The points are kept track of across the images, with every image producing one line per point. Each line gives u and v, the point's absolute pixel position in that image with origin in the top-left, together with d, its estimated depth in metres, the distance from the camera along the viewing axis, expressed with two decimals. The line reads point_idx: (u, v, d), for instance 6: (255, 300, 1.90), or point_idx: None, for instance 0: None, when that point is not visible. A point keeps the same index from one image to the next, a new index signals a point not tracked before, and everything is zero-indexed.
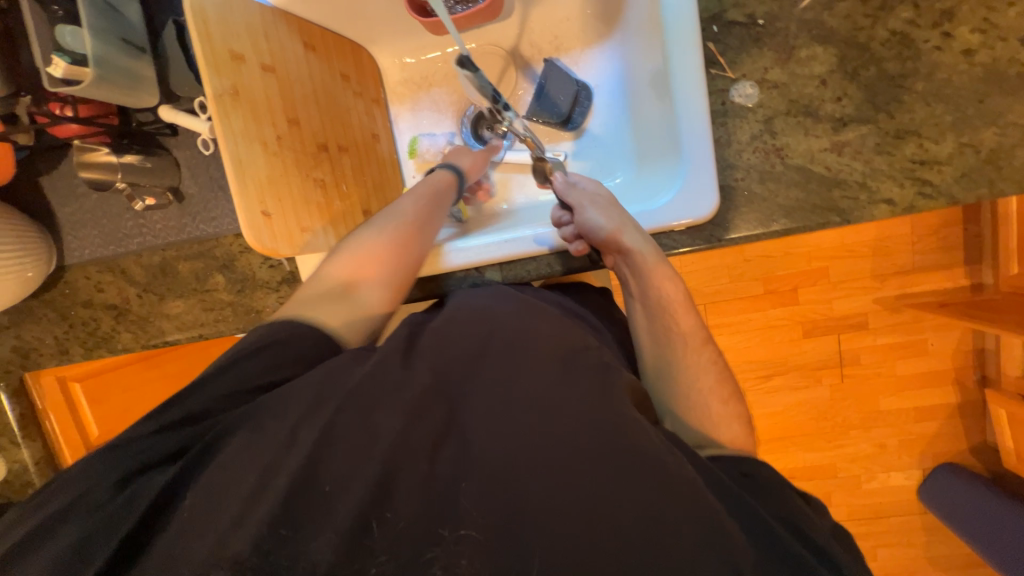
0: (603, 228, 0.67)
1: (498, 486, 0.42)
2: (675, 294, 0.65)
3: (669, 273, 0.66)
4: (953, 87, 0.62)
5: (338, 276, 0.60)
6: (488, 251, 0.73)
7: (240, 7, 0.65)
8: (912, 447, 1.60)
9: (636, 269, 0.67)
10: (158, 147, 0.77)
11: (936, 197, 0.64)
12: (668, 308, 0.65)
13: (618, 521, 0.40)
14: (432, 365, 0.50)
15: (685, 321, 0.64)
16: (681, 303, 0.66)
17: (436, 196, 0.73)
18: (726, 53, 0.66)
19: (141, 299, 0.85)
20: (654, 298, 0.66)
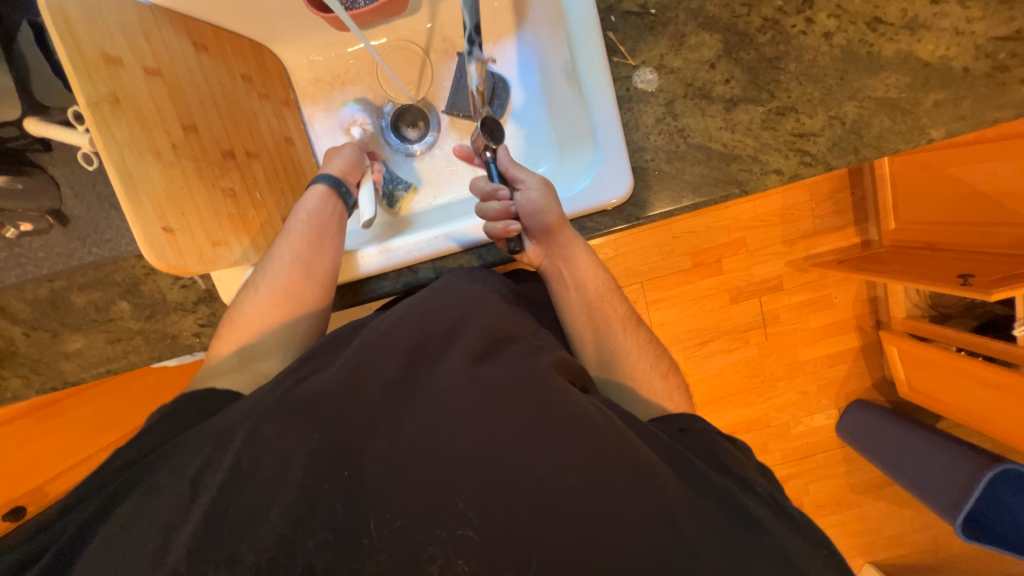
0: (546, 213, 0.68)
1: (473, 481, 0.43)
2: (606, 284, 0.72)
3: (599, 265, 0.72)
4: (818, 67, 0.70)
5: (233, 348, 0.63)
6: (413, 251, 0.73)
7: (110, 5, 0.59)
8: (828, 390, 1.80)
9: (571, 264, 0.71)
10: (29, 165, 0.68)
11: (815, 165, 0.72)
12: (603, 299, 0.71)
13: (587, 492, 0.44)
14: (373, 374, 0.51)
15: (618, 308, 0.71)
16: (612, 291, 0.72)
17: (314, 221, 0.71)
18: (625, 42, 0.70)
19: (29, 338, 0.75)
20: (588, 289, 0.71)
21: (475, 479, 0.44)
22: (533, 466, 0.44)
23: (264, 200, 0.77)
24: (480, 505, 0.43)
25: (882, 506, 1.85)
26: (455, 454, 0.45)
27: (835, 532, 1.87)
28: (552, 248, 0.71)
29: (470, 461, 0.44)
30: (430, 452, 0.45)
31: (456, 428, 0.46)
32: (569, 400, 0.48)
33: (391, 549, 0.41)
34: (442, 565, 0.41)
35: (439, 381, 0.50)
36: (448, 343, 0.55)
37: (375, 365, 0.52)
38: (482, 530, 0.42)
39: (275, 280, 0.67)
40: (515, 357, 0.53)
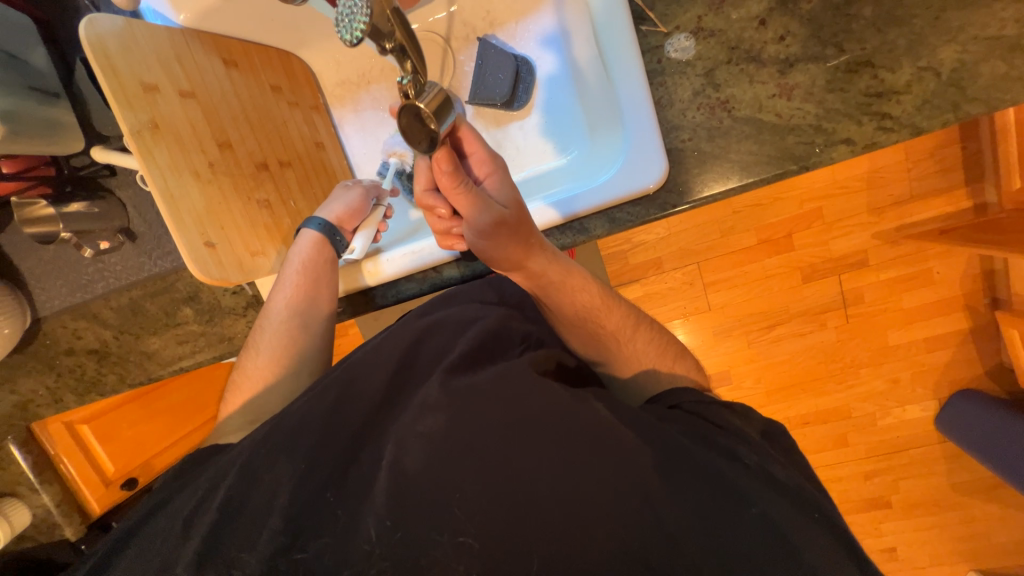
0: (508, 260, 0.58)
1: (470, 486, 0.44)
2: (589, 302, 0.63)
3: (579, 281, 0.63)
4: (904, 7, 0.57)
5: (237, 408, 0.66)
6: (416, 260, 0.74)
7: (145, 34, 0.63)
8: (925, 380, 1.57)
9: (543, 287, 0.62)
10: (101, 189, 0.76)
11: (897, 130, 0.60)
12: (589, 316, 0.64)
13: (582, 493, 0.44)
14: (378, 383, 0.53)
15: (610, 321, 0.64)
16: (600, 304, 0.64)
17: (305, 269, 0.70)
18: (656, 7, 0.62)
19: (118, 340, 0.86)
20: (567, 309, 0.63)
21: (470, 487, 0.44)
22: (540, 475, 0.44)
23: (299, 208, 0.80)
24: (479, 509, 0.43)
25: (993, 510, 1.60)
26: (449, 463, 0.45)
27: (931, 535, 1.66)
28: (519, 273, 0.61)
29: (462, 469, 0.44)
30: (424, 460, 0.45)
31: (446, 435, 0.46)
32: (556, 402, 0.48)
33: (391, 552, 0.42)
34: (442, 568, 0.42)
35: (429, 387, 0.50)
36: (433, 352, 0.56)
37: (364, 379, 0.53)
38: (484, 537, 0.42)
39: (267, 337, 0.68)
40: (498, 362, 0.53)
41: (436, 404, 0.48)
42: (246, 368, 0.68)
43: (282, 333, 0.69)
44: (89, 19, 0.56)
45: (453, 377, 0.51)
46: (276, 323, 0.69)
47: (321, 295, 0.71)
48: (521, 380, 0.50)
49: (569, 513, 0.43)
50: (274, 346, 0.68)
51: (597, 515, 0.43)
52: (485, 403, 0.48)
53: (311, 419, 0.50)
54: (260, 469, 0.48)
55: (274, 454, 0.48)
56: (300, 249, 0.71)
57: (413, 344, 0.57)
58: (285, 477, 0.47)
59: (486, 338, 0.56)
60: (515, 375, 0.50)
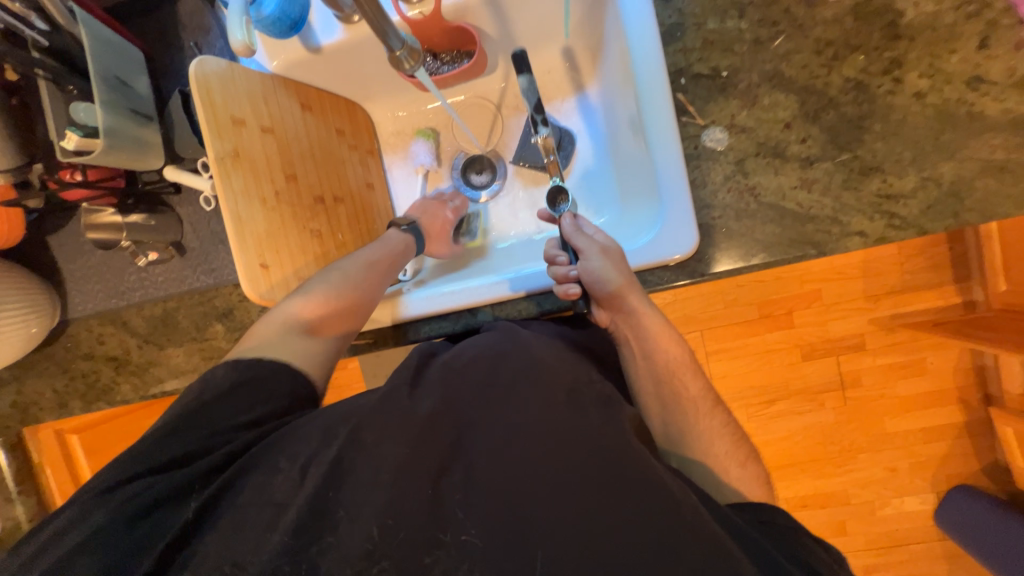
0: (611, 284, 0.69)
1: (493, 492, 0.46)
2: (676, 359, 0.69)
3: (674, 338, 0.70)
4: (909, 127, 0.66)
5: (310, 314, 0.65)
6: (434, 305, 0.78)
7: (242, 77, 0.70)
8: (924, 470, 1.57)
9: (643, 334, 0.70)
10: (162, 204, 0.80)
11: (905, 228, 0.67)
12: (674, 374, 0.68)
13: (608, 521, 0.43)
14: None
15: (692, 385, 0.67)
16: (687, 367, 0.69)
17: (389, 261, 0.78)
18: (695, 103, 0.71)
19: (141, 349, 0.86)
20: (658, 360, 0.69)
21: (486, 486, 0.46)
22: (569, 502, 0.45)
23: (345, 240, 0.85)
24: (488, 511, 0.45)
25: None
26: (475, 463, 0.48)
27: None
28: (621, 314, 0.71)
29: (483, 472, 0.47)
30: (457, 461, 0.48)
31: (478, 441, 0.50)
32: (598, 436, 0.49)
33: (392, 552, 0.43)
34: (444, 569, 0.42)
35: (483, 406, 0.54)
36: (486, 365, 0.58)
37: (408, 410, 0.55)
38: (491, 541, 0.43)
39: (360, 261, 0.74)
40: (551, 387, 0.54)
41: (484, 417, 0.52)
42: (327, 281, 0.70)
43: (375, 265, 0.75)
44: (201, 61, 0.63)
45: (507, 401, 0.53)
46: (371, 255, 0.76)
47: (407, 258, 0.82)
48: (567, 409, 0.52)
49: (590, 532, 0.43)
50: (367, 271, 0.74)
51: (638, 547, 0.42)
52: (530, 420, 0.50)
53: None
54: (303, 458, 0.50)
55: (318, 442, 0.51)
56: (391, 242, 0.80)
57: (477, 366, 0.58)
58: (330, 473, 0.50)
59: (533, 364, 0.57)
60: (566, 408, 0.52)
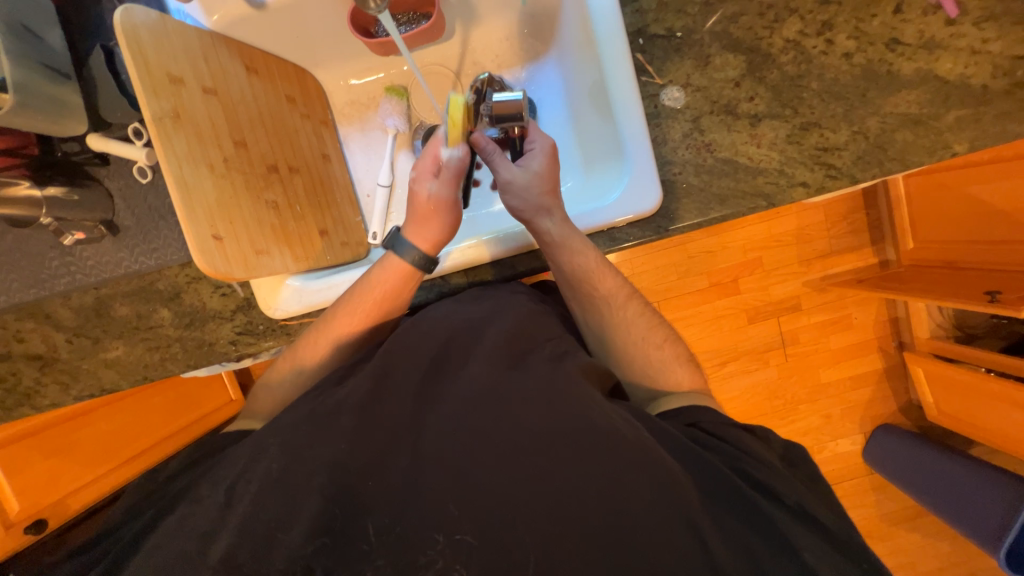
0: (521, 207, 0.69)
1: (488, 475, 0.47)
2: (587, 265, 0.68)
3: (581, 245, 0.68)
4: (840, 85, 0.73)
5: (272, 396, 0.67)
6: (455, 261, 0.75)
7: (177, 31, 0.63)
8: (854, 414, 1.75)
9: (551, 246, 0.68)
10: (86, 178, 0.71)
11: (840, 177, 0.73)
12: (586, 279, 0.68)
13: (585, 498, 0.46)
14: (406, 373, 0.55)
15: (606, 285, 0.69)
16: (598, 269, 0.68)
17: (382, 300, 0.68)
18: (653, 63, 0.74)
19: (71, 345, 0.77)
20: (570, 272, 0.68)
21: (478, 476, 0.47)
22: (557, 482, 0.47)
23: (303, 214, 0.80)
24: (481, 505, 0.46)
25: (918, 538, 1.76)
26: (467, 450, 0.48)
27: None
28: (534, 233, 0.69)
29: (479, 458, 0.48)
30: (449, 440, 0.49)
31: (470, 426, 0.49)
32: (585, 405, 0.50)
33: (388, 549, 0.45)
34: (440, 567, 0.44)
35: (469, 381, 0.53)
36: (470, 345, 0.58)
37: (386, 377, 0.55)
38: (482, 532, 0.45)
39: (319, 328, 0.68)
40: (534, 363, 0.55)
41: (475, 400, 0.51)
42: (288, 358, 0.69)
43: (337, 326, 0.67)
44: (127, 8, 0.56)
45: (499, 375, 0.53)
46: (332, 317, 0.68)
47: (385, 300, 0.68)
48: (560, 383, 0.52)
49: (579, 503, 0.46)
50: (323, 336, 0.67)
51: (625, 519, 0.45)
52: (523, 404, 0.50)
53: (347, 406, 0.52)
54: (299, 449, 0.49)
55: (312, 431, 0.50)
56: (385, 276, 0.68)
57: (433, 342, 0.58)
58: (309, 461, 0.48)
59: (519, 335, 0.58)
60: (553, 381, 0.52)
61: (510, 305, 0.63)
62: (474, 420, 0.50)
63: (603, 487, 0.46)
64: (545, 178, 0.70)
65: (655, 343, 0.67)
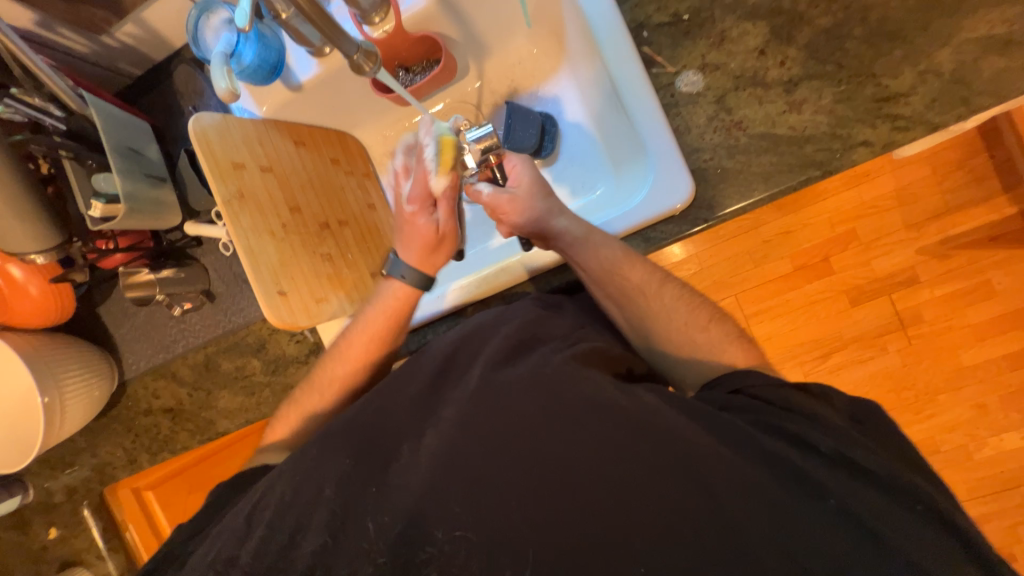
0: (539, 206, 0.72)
1: (490, 475, 0.46)
2: (613, 255, 0.68)
3: (606, 237, 0.69)
4: (893, 23, 0.63)
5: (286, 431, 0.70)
6: (490, 283, 0.81)
7: (237, 126, 0.75)
8: (1018, 401, 1.41)
9: (572, 245, 0.70)
10: (188, 258, 0.87)
11: (912, 128, 0.63)
12: (613, 268, 0.67)
13: (599, 498, 0.45)
14: (418, 386, 0.57)
15: (634, 274, 0.67)
16: (622, 259, 0.68)
17: (389, 321, 0.72)
18: (663, 52, 0.71)
19: (192, 397, 0.93)
20: (594, 265, 0.68)
21: (478, 471, 0.47)
22: (562, 479, 0.46)
23: (355, 260, 0.88)
24: (498, 515, 0.45)
25: None
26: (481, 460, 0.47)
27: None
28: (552, 236, 0.72)
29: (475, 459, 0.47)
30: (455, 444, 0.48)
31: (470, 425, 0.49)
32: (606, 419, 0.48)
33: (389, 551, 0.46)
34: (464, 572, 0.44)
35: (473, 384, 0.53)
36: (478, 348, 0.58)
37: (403, 389, 0.57)
38: (482, 531, 0.45)
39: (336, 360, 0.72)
40: (540, 357, 0.54)
41: None
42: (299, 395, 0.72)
43: (349, 357, 0.71)
44: (197, 117, 0.68)
45: (500, 374, 0.53)
46: (347, 350, 0.72)
47: (395, 328, 0.72)
48: (562, 374, 0.51)
49: (594, 504, 0.45)
50: (334, 368, 0.71)
51: (647, 512, 0.44)
52: (520, 399, 0.50)
53: (369, 430, 0.55)
54: (315, 472, 0.52)
55: (332, 444, 0.54)
56: (378, 314, 0.72)
57: (442, 349, 0.60)
58: (331, 474, 0.52)
59: (532, 339, 0.57)
60: (559, 373, 0.51)
61: (518, 310, 0.62)
62: (479, 425, 0.49)
63: (631, 495, 0.45)
64: (535, 189, 0.74)
65: (697, 322, 0.64)
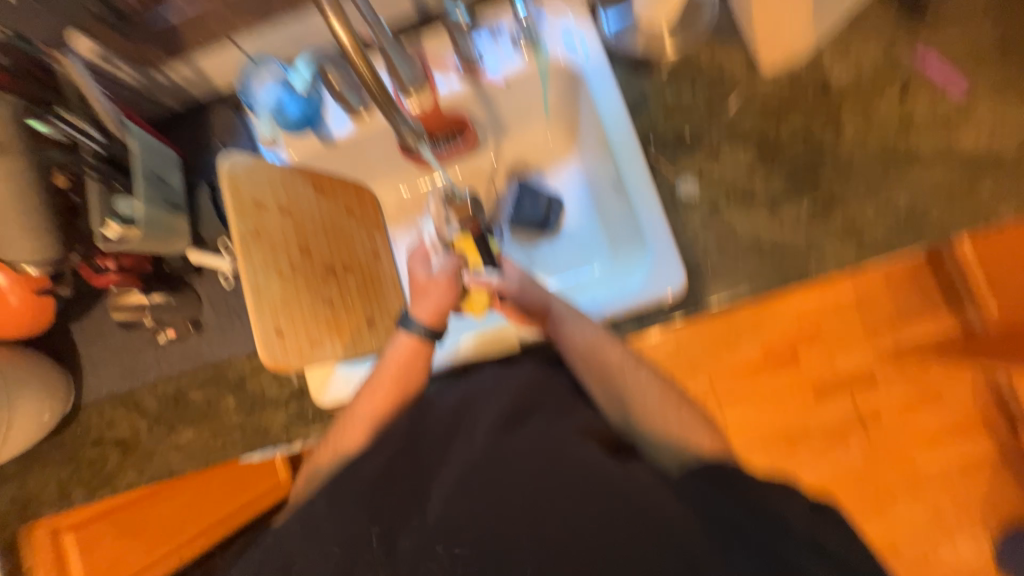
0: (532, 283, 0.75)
1: (492, 527, 0.50)
2: (594, 335, 0.70)
3: (588, 318, 0.72)
4: (857, 164, 0.75)
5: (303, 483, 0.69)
6: (485, 346, 0.81)
7: (266, 167, 0.79)
8: (968, 508, 1.47)
9: (557, 319, 0.73)
10: (182, 284, 0.85)
11: (876, 251, 0.72)
12: (595, 348, 0.69)
13: None
14: (423, 441, 0.58)
15: (614, 352, 0.69)
16: (605, 338, 0.70)
17: (397, 374, 0.70)
18: (666, 159, 0.80)
19: (151, 431, 0.86)
20: (578, 343, 0.70)
21: (490, 527, 0.50)
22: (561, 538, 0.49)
23: (355, 307, 0.89)
24: None
25: None
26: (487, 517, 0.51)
27: None
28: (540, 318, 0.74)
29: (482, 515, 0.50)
30: (459, 499, 0.51)
31: (472, 480, 0.52)
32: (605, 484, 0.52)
33: None
34: None
35: (473, 443, 0.55)
36: (479, 408, 0.59)
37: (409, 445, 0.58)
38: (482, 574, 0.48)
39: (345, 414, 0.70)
40: (543, 424, 0.56)
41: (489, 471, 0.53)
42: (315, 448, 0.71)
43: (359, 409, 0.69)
44: (229, 155, 0.73)
45: (504, 440, 0.54)
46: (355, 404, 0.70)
47: (406, 376, 0.70)
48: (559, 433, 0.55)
49: None
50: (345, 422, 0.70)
51: None
52: (521, 458, 0.53)
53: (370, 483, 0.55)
54: (317, 521, 0.53)
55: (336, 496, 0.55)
56: (395, 352, 0.71)
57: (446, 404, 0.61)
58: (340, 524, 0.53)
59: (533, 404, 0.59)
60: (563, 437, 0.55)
61: (518, 371, 0.64)
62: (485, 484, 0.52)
63: None
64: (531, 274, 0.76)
65: (684, 405, 0.67)
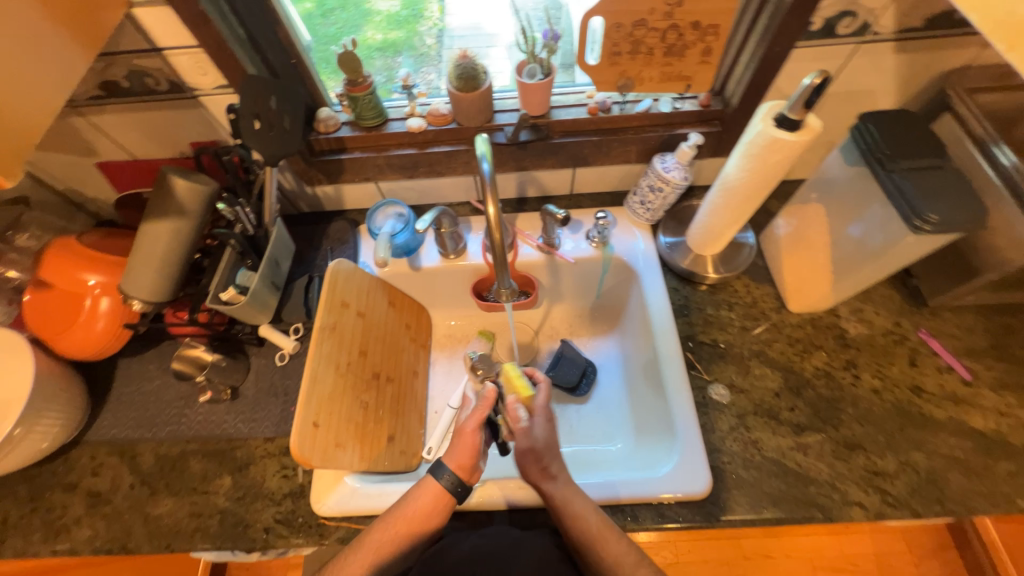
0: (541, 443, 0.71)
1: None
2: (594, 525, 0.68)
3: (586, 500, 0.70)
4: (876, 414, 0.82)
5: None
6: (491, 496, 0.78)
7: (361, 277, 0.93)
8: None
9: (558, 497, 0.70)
10: (240, 352, 0.92)
11: (899, 507, 0.74)
12: (592, 540, 0.67)
13: None
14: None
15: (613, 547, 0.66)
16: (603, 530, 0.68)
17: (415, 519, 0.69)
18: (700, 362, 0.90)
19: (130, 490, 0.82)
20: (575, 529, 0.67)
21: None
22: None
23: (383, 418, 0.91)
24: None
25: None
26: None
27: None
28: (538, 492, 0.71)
29: None
30: None
31: None
32: None
33: None
34: None
35: None
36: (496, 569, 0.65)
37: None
38: None
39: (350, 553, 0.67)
40: None
41: None
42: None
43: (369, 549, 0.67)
44: (340, 261, 0.87)
45: None
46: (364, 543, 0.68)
47: (425, 522, 0.69)
48: None
49: None
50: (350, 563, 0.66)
51: None
52: None
53: None
54: None
55: None
56: (419, 496, 0.70)
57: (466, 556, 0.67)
58: None
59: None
60: None
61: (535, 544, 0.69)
62: None
63: None
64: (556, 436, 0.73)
65: None
